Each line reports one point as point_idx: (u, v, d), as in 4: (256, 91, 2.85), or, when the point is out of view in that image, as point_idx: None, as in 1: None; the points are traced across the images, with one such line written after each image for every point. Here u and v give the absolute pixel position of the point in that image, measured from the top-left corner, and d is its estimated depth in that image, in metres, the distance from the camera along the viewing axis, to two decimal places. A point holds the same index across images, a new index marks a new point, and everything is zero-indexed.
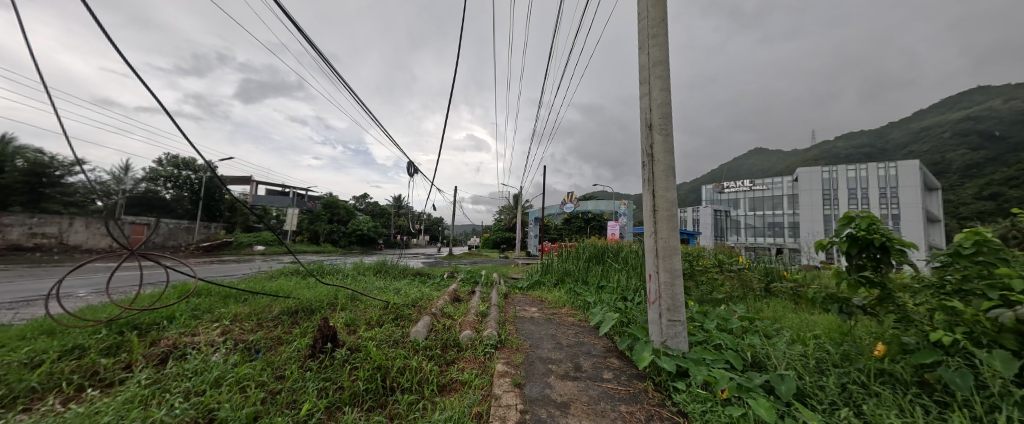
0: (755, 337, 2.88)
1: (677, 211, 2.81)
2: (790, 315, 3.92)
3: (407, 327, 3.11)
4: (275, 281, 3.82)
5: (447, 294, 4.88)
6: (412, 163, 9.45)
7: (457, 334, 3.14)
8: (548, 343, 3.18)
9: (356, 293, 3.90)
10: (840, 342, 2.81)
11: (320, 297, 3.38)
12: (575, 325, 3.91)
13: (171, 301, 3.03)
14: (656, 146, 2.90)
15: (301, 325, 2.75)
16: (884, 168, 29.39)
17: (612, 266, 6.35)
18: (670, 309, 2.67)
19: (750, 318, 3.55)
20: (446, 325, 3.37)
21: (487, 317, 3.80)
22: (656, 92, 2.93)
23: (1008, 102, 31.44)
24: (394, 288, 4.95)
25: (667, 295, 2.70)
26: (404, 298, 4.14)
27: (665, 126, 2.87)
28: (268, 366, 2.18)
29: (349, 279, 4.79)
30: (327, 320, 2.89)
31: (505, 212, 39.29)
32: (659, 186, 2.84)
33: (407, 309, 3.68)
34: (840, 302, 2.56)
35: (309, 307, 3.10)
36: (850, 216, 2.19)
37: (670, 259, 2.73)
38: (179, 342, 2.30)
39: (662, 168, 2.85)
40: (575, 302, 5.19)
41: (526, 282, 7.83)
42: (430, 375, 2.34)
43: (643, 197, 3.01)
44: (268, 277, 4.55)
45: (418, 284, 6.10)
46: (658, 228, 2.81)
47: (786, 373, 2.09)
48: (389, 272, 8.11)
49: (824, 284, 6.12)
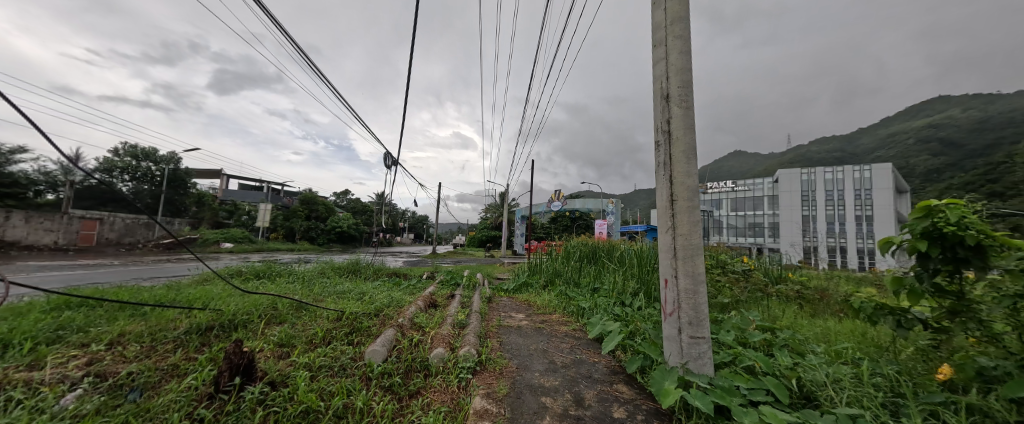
0: (786, 354, 2.41)
1: (699, 201, 2.29)
2: (806, 325, 3.53)
3: (362, 346, 2.45)
4: (198, 287, 3.06)
5: (422, 300, 4.22)
6: (388, 154, 8.74)
7: (427, 353, 2.49)
8: (539, 363, 2.59)
9: (310, 298, 3.23)
10: (881, 361, 2.41)
11: (250, 308, 2.62)
12: (570, 337, 3.37)
13: (30, 314, 2.25)
14: (671, 123, 2.36)
15: (212, 349, 2.04)
16: (859, 170, 30.51)
17: (607, 267, 5.83)
18: (693, 324, 2.14)
19: (768, 328, 3.12)
20: (413, 341, 2.72)
21: (466, 329, 3.17)
22: (674, 55, 2.38)
23: (965, 112, 33.45)
24: (358, 292, 4.19)
25: (688, 307, 2.17)
26: (366, 306, 3.45)
27: (685, 96, 2.34)
28: (136, 417, 1.46)
29: (305, 281, 4.09)
30: (250, 340, 2.19)
31: (491, 211, 38.79)
32: (679, 170, 2.31)
33: (368, 320, 2.98)
34: (899, 314, 2.12)
35: (230, 322, 2.38)
36: (929, 205, 1.72)
37: (692, 262, 2.21)
38: (9, 381, 1.55)
39: (681, 150, 2.32)
40: (568, 308, 4.65)
41: (511, 284, 7.27)
42: (382, 418, 1.70)
43: (656, 185, 2.47)
44: (204, 278, 3.80)
45: (391, 287, 5.41)
46: (677, 221, 2.28)
47: (858, 413, 1.58)
48: (363, 272, 7.40)
49: (827, 287, 5.82)
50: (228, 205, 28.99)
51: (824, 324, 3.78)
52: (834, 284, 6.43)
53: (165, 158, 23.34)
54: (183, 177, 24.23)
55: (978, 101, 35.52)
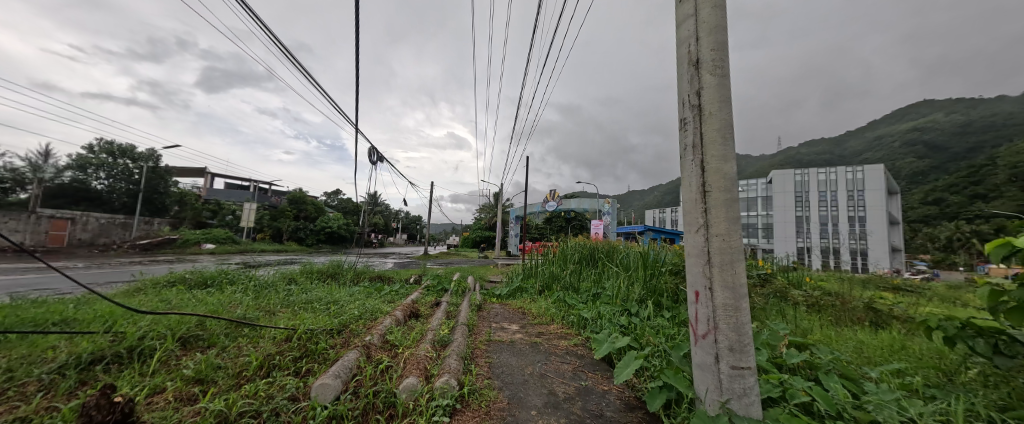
0: (839, 387, 1.97)
1: (739, 193, 1.80)
2: (840, 340, 3.12)
3: (310, 378, 1.90)
4: (108, 305, 2.42)
5: (401, 310, 3.70)
6: (374, 149, 8.20)
7: (394, 387, 1.95)
8: (535, 394, 2.09)
9: (258, 312, 2.66)
10: (953, 390, 2.00)
11: (164, 328, 2.01)
12: (572, 356, 2.89)
13: None
14: (703, 95, 1.88)
15: (77, 398, 1.42)
16: (852, 171, 30.83)
17: (608, 271, 5.36)
18: (735, 351, 1.67)
19: (801, 344, 2.71)
20: (380, 367, 2.17)
21: (448, 348, 2.65)
22: (705, 11, 1.91)
23: (948, 116, 34.58)
24: (327, 301, 3.63)
25: (729, 328, 1.70)
26: (328, 319, 2.88)
27: (719, 62, 1.86)
28: None
29: (261, 290, 3.51)
30: (144, 379, 1.58)
31: (485, 211, 38.44)
32: (712, 154, 1.84)
33: (327, 339, 2.43)
34: (991, 336, 1.73)
35: (130, 350, 1.77)
36: None
37: (732, 270, 1.73)
38: None
39: (716, 127, 1.84)
40: (567, 317, 4.17)
41: (504, 288, 6.76)
42: None
43: (683, 175, 1.98)
44: (134, 288, 3.21)
45: (369, 294, 4.85)
46: (712, 219, 1.80)
47: None
48: (342, 276, 6.78)
49: (847, 292, 5.44)
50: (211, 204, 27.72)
51: (854, 336, 3.41)
52: (850, 288, 6.12)
53: (144, 155, 22.60)
54: (162, 176, 23.23)
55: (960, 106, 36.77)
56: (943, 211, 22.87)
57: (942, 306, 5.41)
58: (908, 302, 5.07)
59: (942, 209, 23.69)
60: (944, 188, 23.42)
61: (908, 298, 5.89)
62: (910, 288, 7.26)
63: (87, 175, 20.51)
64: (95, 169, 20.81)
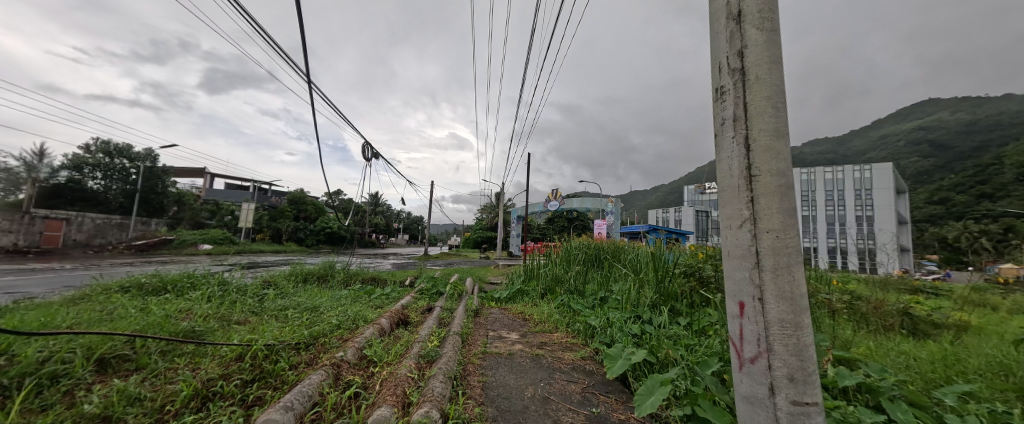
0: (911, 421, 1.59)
1: (796, 178, 1.41)
2: (888, 354, 2.75)
3: (256, 410, 1.52)
4: (21, 317, 2.02)
5: (388, 317, 3.34)
6: (367, 146, 7.84)
7: (360, 419, 1.55)
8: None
9: (213, 324, 2.29)
10: None
11: (69, 351, 1.61)
12: (579, 372, 2.51)
13: None
14: (747, 56, 1.49)
15: None
16: (859, 170, 30.28)
17: (616, 273, 4.96)
18: (795, 380, 1.29)
19: (847, 359, 2.34)
20: (348, 393, 1.78)
21: (435, 365, 2.27)
22: None
23: (955, 116, 34.19)
24: (305, 308, 3.26)
25: (787, 351, 1.31)
26: (299, 329, 2.52)
27: (767, 13, 1.48)
28: None
29: (227, 296, 3.15)
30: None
31: (487, 212, 38.33)
32: (758, 128, 1.45)
33: (291, 356, 2.06)
34: None
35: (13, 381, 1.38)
36: None
37: (789, 276, 1.34)
38: None
39: (765, 95, 1.45)
40: (572, 325, 3.80)
41: (504, 291, 6.36)
42: None
43: (720, 158, 1.60)
44: (79, 297, 2.87)
45: (356, 298, 4.47)
46: (761, 211, 1.41)
47: None
48: (333, 278, 6.43)
49: (876, 295, 5.07)
50: (210, 204, 27.44)
51: (897, 346, 3.05)
52: (875, 290, 5.75)
53: (141, 155, 22.25)
54: (160, 176, 22.86)
55: (967, 106, 36.35)
56: (950, 210, 22.54)
57: (975, 311, 5.04)
58: (943, 307, 4.70)
59: (949, 209, 23.30)
60: (953, 187, 23.05)
61: (938, 302, 5.52)
62: (931, 290, 6.95)
63: (82, 175, 20.23)
64: (91, 169, 20.52)
